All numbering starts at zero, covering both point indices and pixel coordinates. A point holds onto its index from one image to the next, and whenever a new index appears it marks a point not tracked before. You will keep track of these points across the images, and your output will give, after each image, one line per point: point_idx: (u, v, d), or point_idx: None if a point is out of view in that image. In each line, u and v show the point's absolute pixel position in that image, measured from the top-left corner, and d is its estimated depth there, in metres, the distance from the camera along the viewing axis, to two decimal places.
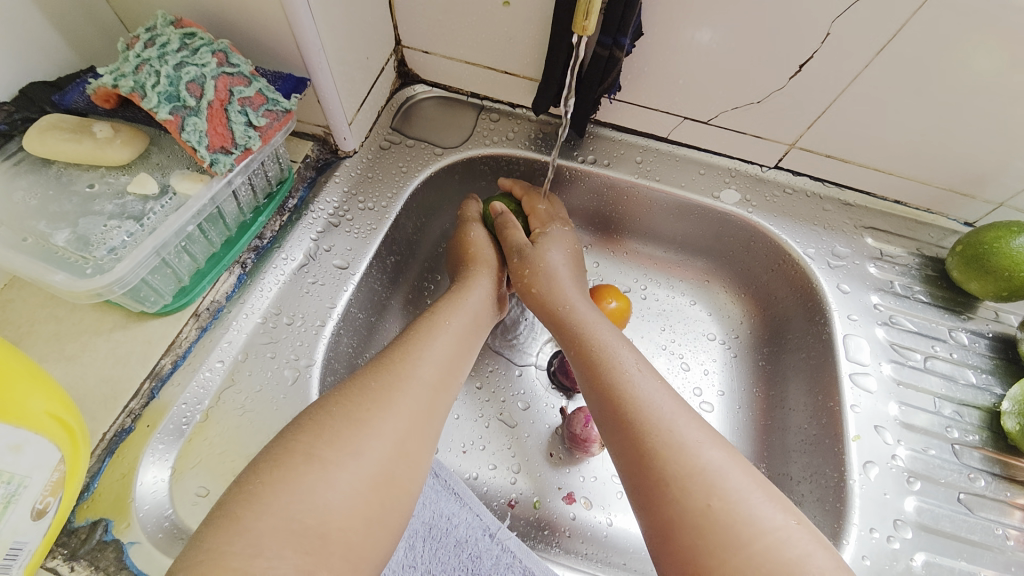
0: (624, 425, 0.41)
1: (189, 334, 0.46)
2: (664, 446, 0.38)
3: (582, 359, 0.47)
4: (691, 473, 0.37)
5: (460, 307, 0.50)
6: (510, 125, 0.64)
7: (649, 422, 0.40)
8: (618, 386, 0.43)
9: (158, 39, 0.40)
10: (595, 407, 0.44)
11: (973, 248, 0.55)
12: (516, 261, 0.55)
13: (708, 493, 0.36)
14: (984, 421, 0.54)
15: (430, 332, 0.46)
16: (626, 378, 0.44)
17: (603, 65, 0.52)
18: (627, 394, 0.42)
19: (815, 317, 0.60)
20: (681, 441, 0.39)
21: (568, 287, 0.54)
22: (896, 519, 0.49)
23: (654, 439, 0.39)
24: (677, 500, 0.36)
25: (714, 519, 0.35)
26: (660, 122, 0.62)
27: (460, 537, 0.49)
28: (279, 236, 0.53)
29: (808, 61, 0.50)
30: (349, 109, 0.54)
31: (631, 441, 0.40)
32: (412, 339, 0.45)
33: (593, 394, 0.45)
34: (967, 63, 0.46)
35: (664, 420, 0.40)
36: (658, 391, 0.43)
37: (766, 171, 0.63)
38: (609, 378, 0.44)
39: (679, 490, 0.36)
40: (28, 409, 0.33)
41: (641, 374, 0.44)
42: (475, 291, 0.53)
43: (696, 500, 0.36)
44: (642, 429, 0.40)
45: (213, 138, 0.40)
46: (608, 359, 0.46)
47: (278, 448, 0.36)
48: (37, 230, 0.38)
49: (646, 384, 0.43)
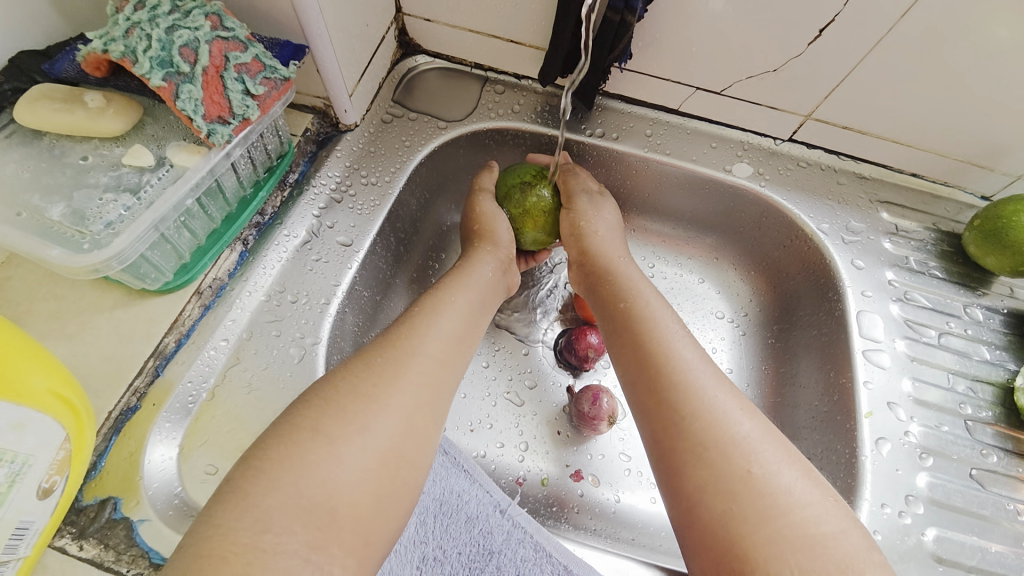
0: (664, 389, 0.40)
1: (192, 312, 0.45)
2: (706, 411, 0.38)
3: (624, 322, 0.47)
4: (731, 441, 0.36)
5: (465, 285, 0.49)
6: (516, 97, 0.62)
7: (693, 387, 0.40)
8: (662, 349, 0.43)
9: (148, 2, 0.38)
10: (632, 369, 0.43)
11: (991, 222, 0.53)
12: (584, 201, 0.56)
13: (749, 461, 0.36)
14: (998, 397, 0.53)
15: (441, 307, 0.45)
16: (671, 343, 0.43)
17: (614, 30, 0.49)
18: (671, 358, 0.42)
19: (827, 294, 0.58)
20: (724, 410, 0.38)
21: (612, 254, 0.54)
22: (908, 495, 0.48)
23: (696, 404, 0.39)
24: (713, 466, 0.36)
25: (753, 485, 0.34)
26: (671, 92, 0.59)
27: (470, 514, 0.49)
28: (280, 212, 0.51)
29: (829, 25, 0.47)
30: (349, 79, 0.52)
31: (669, 405, 0.39)
32: (410, 319, 0.44)
33: (633, 357, 0.44)
34: (998, 26, 0.43)
35: (706, 388, 0.40)
36: (702, 360, 0.42)
37: (779, 143, 0.61)
38: (654, 341, 0.44)
39: (716, 458, 0.36)
40: (28, 386, 0.33)
41: (683, 342, 0.44)
42: (486, 264, 0.52)
43: (737, 465, 0.35)
44: (683, 394, 0.39)
45: (209, 107, 0.38)
46: (655, 323, 0.45)
47: (280, 425, 0.35)
48: (31, 204, 0.37)
49: (691, 351, 0.43)
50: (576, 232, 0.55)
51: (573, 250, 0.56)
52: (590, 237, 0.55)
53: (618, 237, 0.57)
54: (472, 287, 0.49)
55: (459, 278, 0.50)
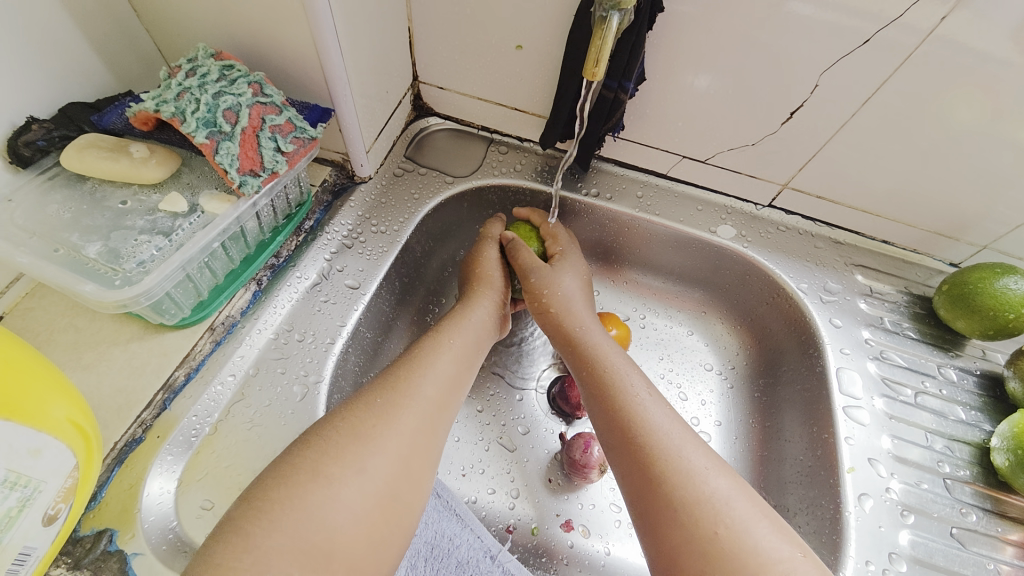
0: (637, 450, 0.42)
1: (203, 347, 0.47)
2: (674, 471, 0.40)
3: (594, 382, 0.49)
4: (699, 501, 0.38)
5: (464, 325, 0.51)
6: (518, 158, 0.67)
7: (661, 448, 0.41)
8: (634, 407, 0.45)
9: (198, 69, 0.43)
10: (607, 430, 0.45)
11: (959, 287, 0.57)
12: (533, 280, 0.56)
13: (717, 521, 0.37)
14: (975, 456, 0.55)
15: (430, 347, 0.47)
16: (638, 404, 0.45)
17: (609, 105, 0.55)
18: (640, 414, 0.44)
19: (809, 350, 0.61)
20: (691, 468, 0.40)
21: (577, 318, 0.54)
22: (891, 552, 0.49)
23: (666, 463, 0.40)
24: (688, 524, 0.37)
25: (722, 545, 0.36)
26: (660, 159, 0.65)
27: (461, 558, 0.50)
28: (294, 255, 0.55)
29: (799, 108, 0.53)
30: (368, 137, 0.57)
31: (642, 465, 0.41)
32: (409, 360, 0.46)
33: (605, 416, 0.46)
34: (947, 114, 0.49)
35: (673, 447, 0.42)
36: (669, 418, 0.44)
37: (760, 209, 0.66)
38: (624, 402, 0.46)
39: (689, 515, 0.38)
40: (49, 414, 0.35)
41: (652, 403, 0.46)
42: (485, 304, 0.55)
43: (706, 526, 0.37)
44: (654, 453, 0.41)
45: (243, 162, 0.43)
46: (621, 382, 0.47)
47: (277, 462, 0.37)
48: (69, 242, 0.41)
49: (660, 411, 0.45)
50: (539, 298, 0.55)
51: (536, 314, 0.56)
52: (552, 304, 0.55)
53: (583, 301, 0.57)
54: (469, 327, 0.52)
55: (457, 319, 0.52)
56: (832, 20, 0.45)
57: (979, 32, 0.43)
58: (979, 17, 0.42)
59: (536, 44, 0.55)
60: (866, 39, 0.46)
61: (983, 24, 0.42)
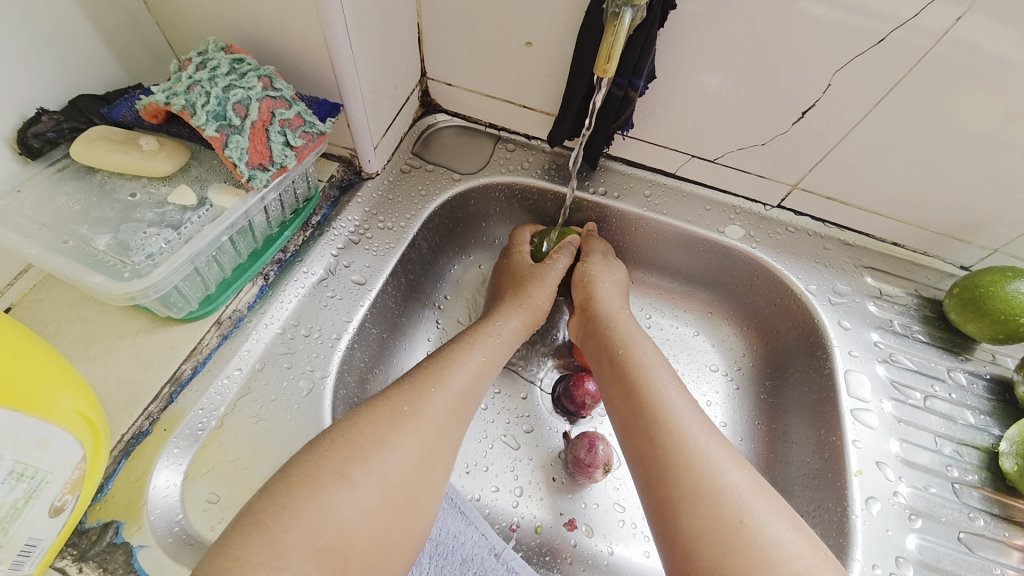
0: (659, 437, 0.42)
1: (210, 341, 0.47)
2: (697, 460, 0.40)
3: (620, 372, 0.49)
4: (723, 490, 0.38)
5: (493, 323, 0.53)
6: (525, 155, 0.67)
7: (686, 437, 0.41)
8: (654, 399, 0.45)
9: (209, 63, 0.43)
10: (628, 418, 0.45)
11: (970, 291, 0.57)
12: (598, 257, 0.61)
13: (741, 510, 0.37)
14: (984, 461, 0.54)
15: (460, 357, 0.47)
16: (663, 394, 0.45)
17: (618, 103, 0.55)
18: (662, 407, 0.44)
19: (817, 352, 0.61)
20: (712, 459, 0.40)
21: (613, 305, 0.57)
22: (898, 556, 0.49)
23: (690, 452, 0.40)
24: (710, 514, 0.37)
25: (746, 534, 0.36)
26: (669, 158, 0.64)
27: (465, 556, 0.50)
28: (301, 250, 0.54)
29: (809, 109, 0.53)
30: (376, 133, 0.57)
31: (662, 455, 0.41)
32: (433, 365, 0.46)
33: (629, 404, 0.46)
34: (959, 117, 0.48)
35: (696, 439, 0.41)
36: (691, 407, 0.45)
37: (769, 209, 0.66)
38: (646, 391, 0.46)
39: (713, 505, 0.38)
40: (58, 406, 0.35)
41: (676, 393, 0.46)
42: (515, 315, 0.55)
43: (730, 515, 0.37)
44: (675, 445, 0.41)
45: (252, 155, 0.43)
46: (647, 373, 0.47)
47: (301, 461, 0.36)
48: (78, 234, 0.41)
49: (683, 401, 0.45)
50: (585, 281, 0.59)
51: (579, 297, 0.59)
52: (596, 288, 0.58)
53: (622, 296, 0.59)
54: (496, 338, 0.52)
55: (489, 330, 0.52)
56: (846, 20, 0.45)
57: (999, 31, 0.42)
58: (996, 17, 0.41)
59: (546, 41, 0.54)
60: (880, 38, 0.45)
61: (1000, 25, 0.41)
